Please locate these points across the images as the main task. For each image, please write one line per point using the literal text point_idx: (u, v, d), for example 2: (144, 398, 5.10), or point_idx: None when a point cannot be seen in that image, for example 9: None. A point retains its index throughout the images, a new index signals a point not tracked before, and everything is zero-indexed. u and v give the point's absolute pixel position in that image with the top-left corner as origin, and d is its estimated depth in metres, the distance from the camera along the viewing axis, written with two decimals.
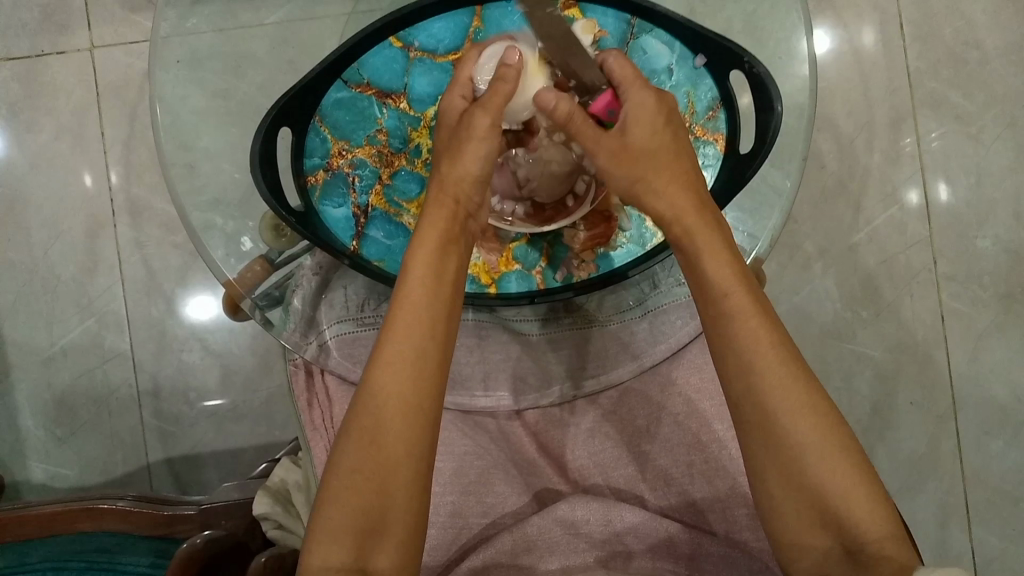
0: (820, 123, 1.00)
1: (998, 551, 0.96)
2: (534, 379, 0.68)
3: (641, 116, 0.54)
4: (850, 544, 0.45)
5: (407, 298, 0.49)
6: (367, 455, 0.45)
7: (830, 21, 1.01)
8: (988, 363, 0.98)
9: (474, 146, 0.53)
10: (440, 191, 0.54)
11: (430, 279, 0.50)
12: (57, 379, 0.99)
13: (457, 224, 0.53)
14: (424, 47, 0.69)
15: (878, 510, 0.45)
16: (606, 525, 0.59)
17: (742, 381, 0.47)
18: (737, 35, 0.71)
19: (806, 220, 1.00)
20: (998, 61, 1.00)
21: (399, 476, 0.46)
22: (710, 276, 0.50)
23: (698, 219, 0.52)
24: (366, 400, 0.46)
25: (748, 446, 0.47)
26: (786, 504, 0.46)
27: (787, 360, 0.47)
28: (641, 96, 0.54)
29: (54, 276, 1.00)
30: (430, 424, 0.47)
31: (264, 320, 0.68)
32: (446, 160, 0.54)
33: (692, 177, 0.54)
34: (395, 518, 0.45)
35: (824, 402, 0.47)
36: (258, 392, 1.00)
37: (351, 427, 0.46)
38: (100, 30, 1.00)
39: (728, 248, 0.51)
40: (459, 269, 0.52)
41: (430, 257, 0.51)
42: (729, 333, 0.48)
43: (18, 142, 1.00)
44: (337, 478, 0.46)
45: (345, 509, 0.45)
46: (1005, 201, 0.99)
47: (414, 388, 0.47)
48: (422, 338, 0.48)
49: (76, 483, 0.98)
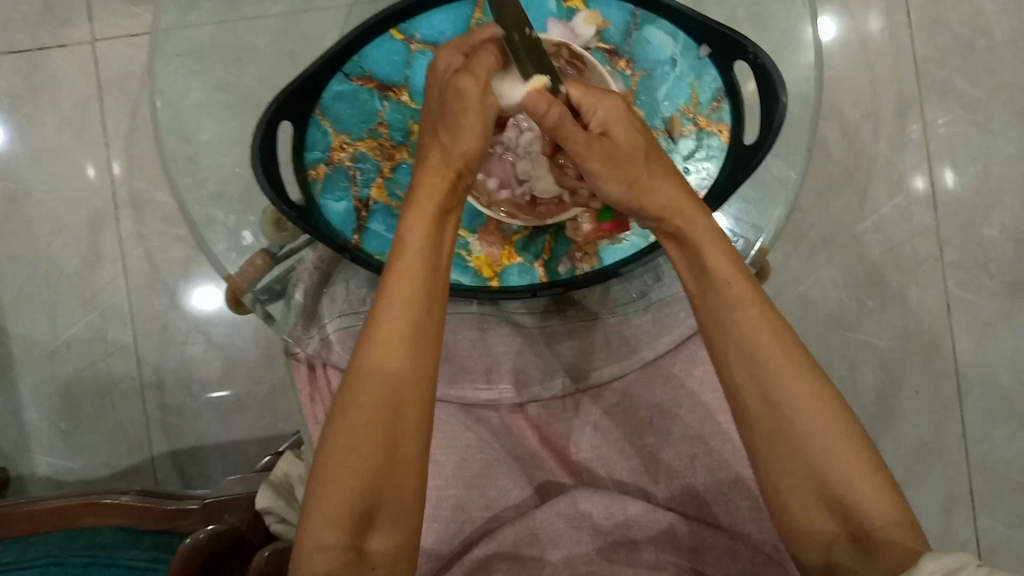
0: (825, 111, 0.99)
1: (1002, 540, 0.96)
2: (536, 372, 0.67)
3: (620, 120, 0.53)
4: (858, 532, 0.45)
5: (403, 277, 0.49)
6: (365, 435, 0.45)
7: (836, 7, 1.00)
8: (994, 352, 0.98)
9: (472, 117, 0.52)
10: (435, 166, 0.53)
11: (428, 257, 0.50)
12: (61, 372, 1.00)
13: (452, 200, 0.53)
14: (425, 39, 0.69)
15: (885, 498, 0.44)
16: (611, 517, 0.59)
17: (745, 371, 0.47)
18: (741, 22, 0.70)
19: (811, 209, 0.99)
20: (1005, 47, 0.99)
21: (397, 455, 0.46)
22: (715, 265, 0.50)
23: (697, 211, 0.52)
24: (362, 379, 0.46)
25: (750, 436, 0.47)
26: (793, 495, 0.46)
27: (790, 349, 0.47)
28: (605, 103, 0.53)
29: (57, 270, 1.00)
30: (428, 404, 0.48)
31: (265, 314, 0.69)
32: (446, 132, 0.53)
33: (675, 178, 0.54)
34: (392, 496, 0.46)
35: (828, 388, 0.47)
36: (261, 384, 1.00)
37: (347, 407, 0.46)
38: (101, 22, 1.00)
39: (724, 239, 0.52)
40: (451, 245, 0.53)
41: (426, 233, 0.50)
42: (731, 323, 0.48)
43: (20, 135, 1.00)
44: (334, 459, 0.45)
45: (342, 489, 0.45)
46: (1012, 189, 0.98)
47: (411, 369, 0.47)
48: (419, 317, 0.48)
49: (82, 476, 0.99)
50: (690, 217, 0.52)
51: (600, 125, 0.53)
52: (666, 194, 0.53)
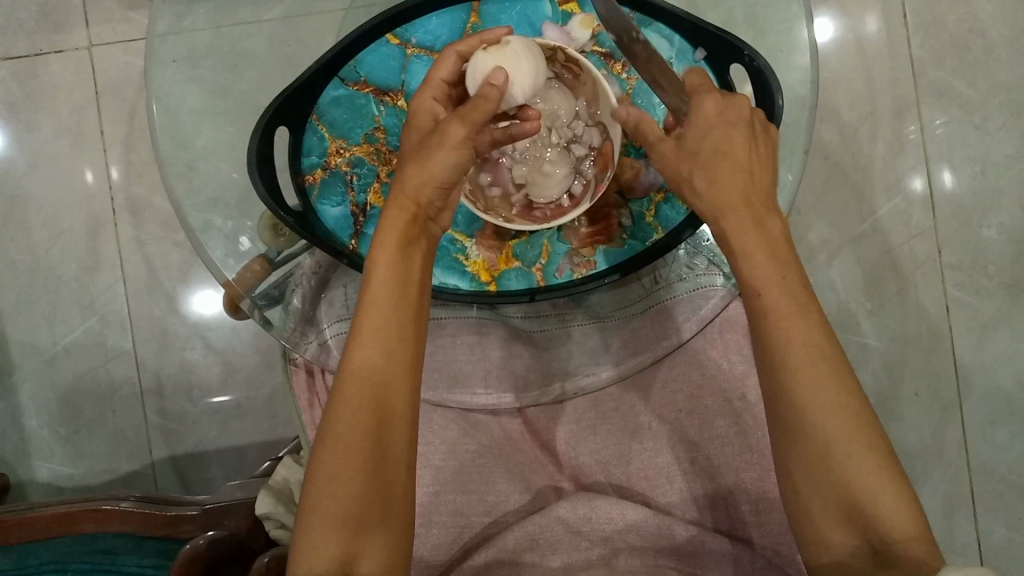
0: (822, 113, 1.00)
1: (1003, 542, 0.96)
2: (534, 376, 0.68)
3: (699, 118, 0.53)
4: (877, 544, 0.44)
5: (372, 305, 0.48)
6: (345, 460, 0.45)
7: (832, 9, 1.00)
8: (993, 353, 0.98)
9: (444, 154, 0.51)
10: (396, 199, 0.52)
11: (395, 280, 0.49)
12: (60, 378, 1.00)
13: (415, 229, 0.52)
14: (421, 44, 0.68)
15: (905, 512, 0.44)
16: (607, 523, 0.58)
17: (776, 378, 0.47)
18: (738, 26, 0.70)
19: (809, 211, 0.99)
20: (1002, 48, 0.99)
21: (379, 477, 0.45)
22: (752, 271, 0.49)
23: (742, 217, 0.50)
24: (338, 405, 0.46)
25: (776, 438, 0.48)
26: (813, 500, 0.46)
27: (822, 359, 0.46)
28: (702, 103, 0.53)
29: (55, 276, 1.00)
30: (406, 424, 0.47)
31: (264, 320, 0.68)
32: (410, 167, 0.52)
33: (748, 183, 0.51)
34: (378, 521, 0.45)
35: (858, 401, 0.46)
36: (260, 390, 1.00)
37: (325, 437, 0.46)
38: (98, 28, 1.00)
39: (771, 247, 0.50)
40: (422, 273, 0.52)
41: (391, 263, 0.50)
42: (764, 330, 0.48)
43: (19, 141, 1.00)
44: (318, 488, 0.45)
45: (328, 515, 0.44)
46: (1010, 191, 0.98)
47: (390, 393, 0.47)
48: (392, 342, 0.48)
49: (82, 482, 0.99)
50: (745, 223, 0.50)
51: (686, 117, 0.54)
52: (724, 190, 0.51)
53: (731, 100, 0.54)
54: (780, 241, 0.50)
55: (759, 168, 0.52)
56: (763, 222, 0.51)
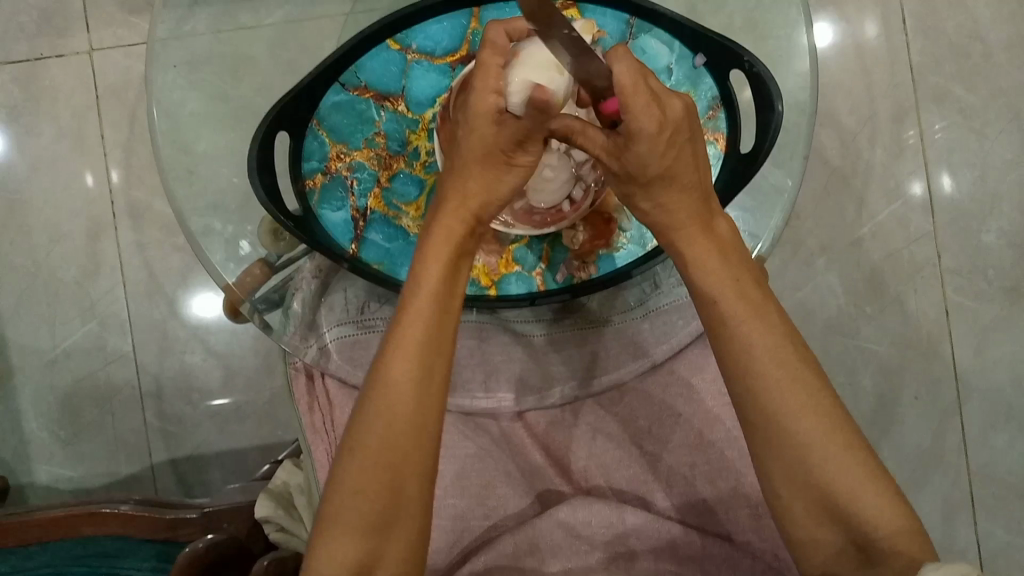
0: (822, 118, 1.00)
1: (1003, 546, 0.96)
2: (536, 380, 0.68)
3: (640, 145, 0.47)
4: (862, 541, 0.45)
5: (413, 318, 0.47)
6: (373, 476, 0.45)
7: (831, 14, 1.00)
8: (993, 357, 0.98)
9: (512, 176, 0.51)
10: (454, 208, 0.51)
11: (440, 294, 0.48)
12: (60, 380, 1.00)
13: (466, 244, 0.51)
14: (421, 49, 0.69)
15: (888, 505, 0.45)
16: (608, 528, 0.58)
17: (742, 385, 0.47)
18: (737, 31, 0.70)
19: (808, 216, 0.99)
20: (1001, 54, 0.99)
21: (404, 495, 0.45)
22: (705, 280, 0.49)
23: (694, 221, 0.50)
24: (372, 418, 0.45)
25: (750, 444, 0.47)
26: (795, 504, 0.46)
27: (785, 360, 0.46)
28: (643, 119, 0.46)
29: (56, 279, 1.00)
30: (435, 444, 0.47)
31: (264, 324, 0.68)
32: (481, 178, 0.51)
33: (691, 194, 0.50)
34: (397, 534, 0.45)
35: (827, 398, 0.46)
36: (260, 393, 1.00)
37: (354, 449, 0.45)
38: (100, 32, 1.00)
39: (723, 251, 0.50)
40: (464, 286, 0.51)
41: (439, 277, 0.49)
42: (728, 338, 0.47)
43: (20, 144, 1.00)
44: (342, 498, 0.45)
45: (348, 523, 0.44)
46: (1008, 196, 0.98)
47: (420, 410, 0.46)
48: (430, 357, 0.47)
49: (81, 485, 0.98)
50: (691, 231, 0.50)
51: (623, 128, 0.47)
52: (674, 214, 0.50)
53: (668, 109, 0.47)
54: (728, 242, 0.51)
55: (702, 177, 0.51)
56: (711, 225, 0.51)
